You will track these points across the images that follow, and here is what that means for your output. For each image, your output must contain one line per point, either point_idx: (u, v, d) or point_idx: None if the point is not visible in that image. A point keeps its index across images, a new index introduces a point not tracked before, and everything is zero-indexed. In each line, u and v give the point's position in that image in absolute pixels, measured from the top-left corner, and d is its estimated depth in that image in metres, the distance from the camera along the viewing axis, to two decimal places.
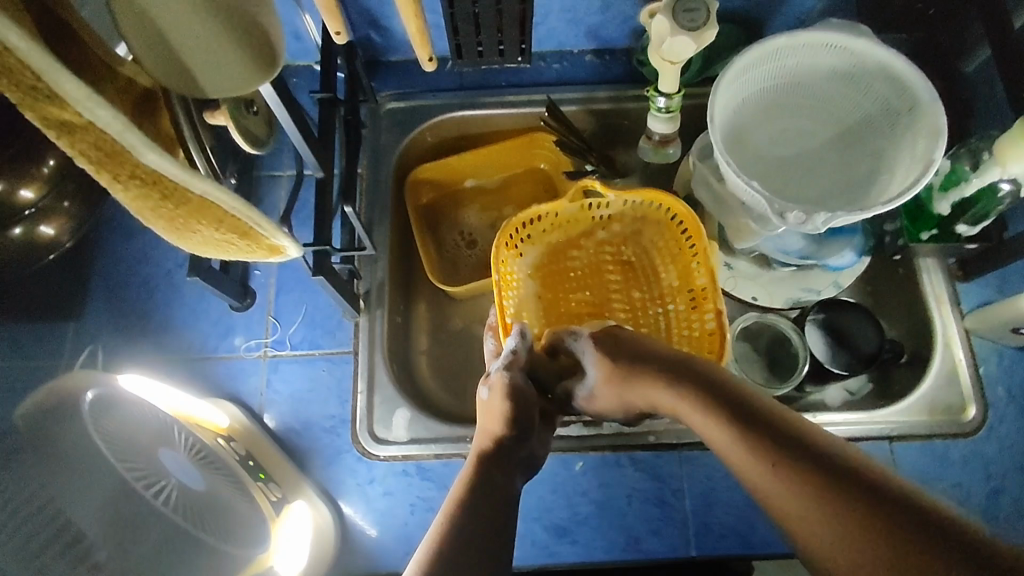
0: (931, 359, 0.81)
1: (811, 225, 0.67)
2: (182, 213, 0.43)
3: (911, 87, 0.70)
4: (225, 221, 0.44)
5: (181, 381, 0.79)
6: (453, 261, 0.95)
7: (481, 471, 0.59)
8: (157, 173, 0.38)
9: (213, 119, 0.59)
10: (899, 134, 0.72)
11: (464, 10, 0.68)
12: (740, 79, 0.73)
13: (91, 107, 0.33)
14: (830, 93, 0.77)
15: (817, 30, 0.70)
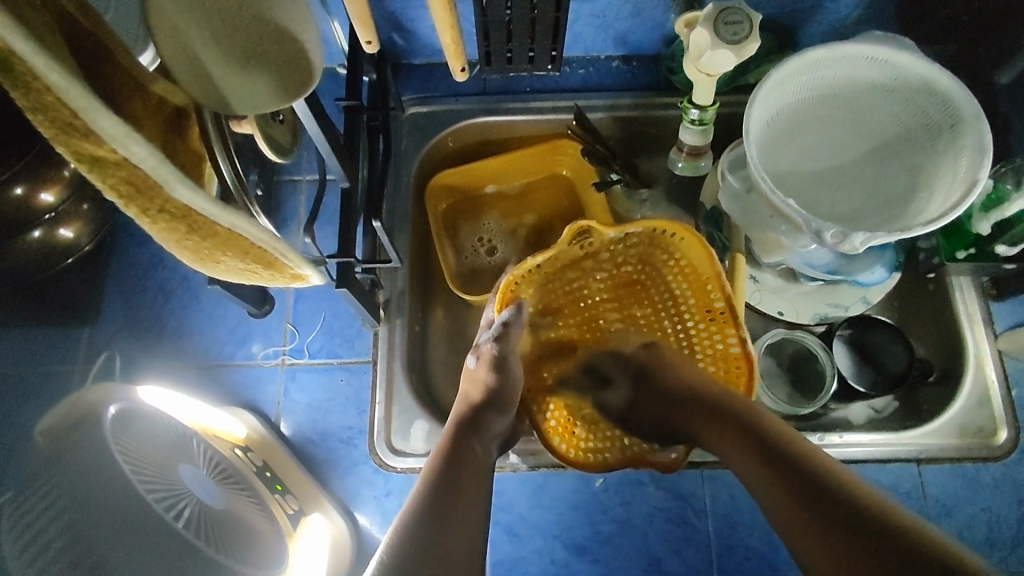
0: (963, 381, 0.79)
1: (848, 245, 0.65)
2: (208, 245, 0.42)
3: (954, 103, 0.68)
4: (251, 253, 0.44)
5: (197, 388, 0.78)
6: (473, 269, 0.94)
7: (460, 440, 0.61)
8: (187, 207, 0.37)
9: (240, 127, 0.58)
10: (941, 151, 0.70)
11: (496, 17, 0.66)
12: (777, 91, 0.71)
13: (127, 144, 0.32)
14: (869, 107, 0.74)
15: (859, 43, 0.69)
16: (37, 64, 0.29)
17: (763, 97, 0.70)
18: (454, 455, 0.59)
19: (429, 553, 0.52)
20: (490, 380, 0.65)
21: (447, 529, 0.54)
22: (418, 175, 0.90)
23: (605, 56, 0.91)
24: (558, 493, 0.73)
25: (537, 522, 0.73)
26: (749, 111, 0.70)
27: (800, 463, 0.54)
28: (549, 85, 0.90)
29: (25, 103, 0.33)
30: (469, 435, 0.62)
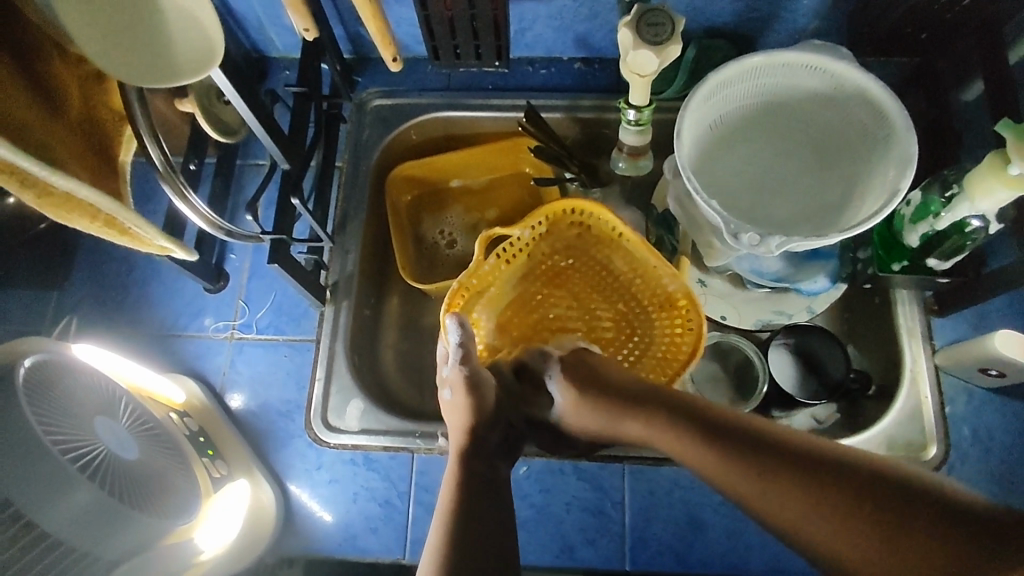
0: (897, 395, 0.79)
1: (765, 248, 0.66)
2: (63, 205, 0.55)
3: (888, 113, 0.68)
4: (95, 215, 0.57)
5: (149, 355, 0.82)
6: (431, 259, 0.97)
7: (465, 466, 0.60)
8: (23, 171, 0.49)
9: (183, 105, 0.66)
10: (876, 160, 0.71)
11: (438, 13, 0.69)
12: (714, 98, 0.72)
13: None
14: (811, 114, 0.75)
15: (796, 51, 0.68)
16: None
17: (699, 99, 0.70)
18: (474, 491, 0.58)
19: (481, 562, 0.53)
20: (460, 400, 0.64)
21: (497, 553, 0.54)
22: (379, 164, 0.93)
23: (567, 58, 0.93)
24: None
25: None
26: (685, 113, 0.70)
27: (777, 446, 0.53)
28: (511, 83, 0.93)
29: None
30: (480, 467, 0.60)
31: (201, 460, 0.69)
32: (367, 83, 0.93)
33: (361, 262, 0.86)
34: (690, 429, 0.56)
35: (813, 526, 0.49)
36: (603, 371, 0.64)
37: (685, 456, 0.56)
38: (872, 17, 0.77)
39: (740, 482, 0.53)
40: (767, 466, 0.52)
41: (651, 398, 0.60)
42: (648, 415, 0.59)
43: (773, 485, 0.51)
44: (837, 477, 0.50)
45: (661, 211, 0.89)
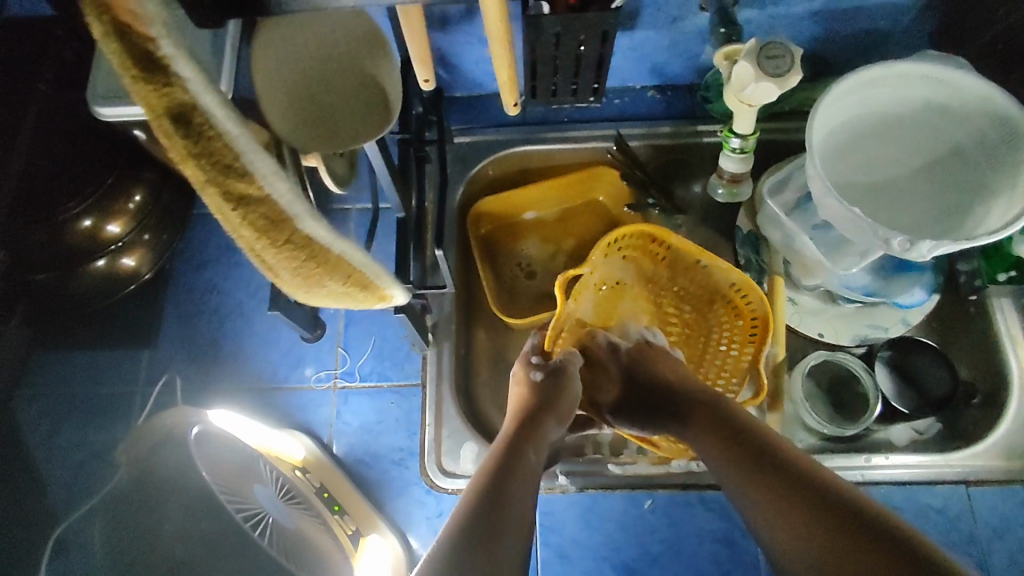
0: (1007, 404, 0.79)
1: (914, 254, 0.64)
2: (318, 273, 0.42)
3: (1008, 115, 0.70)
4: (353, 276, 0.45)
5: (252, 411, 0.81)
6: (511, 292, 0.96)
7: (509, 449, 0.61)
8: (312, 245, 0.39)
9: (308, 160, 0.62)
10: (995, 165, 0.72)
11: (544, 55, 0.69)
12: (834, 107, 0.74)
13: (274, 182, 0.35)
14: (924, 121, 0.77)
15: (914, 61, 0.71)
16: (216, 113, 0.32)
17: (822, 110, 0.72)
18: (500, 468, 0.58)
19: (478, 545, 0.49)
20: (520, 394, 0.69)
21: (499, 522, 0.52)
22: (462, 201, 0.93)
23: (640, 86, 0.93)
24: (606, 512, 0.75)
25: (586, 542, 0.75)
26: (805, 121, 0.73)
27: (797, 470, 0.53)
28: (587, 114, 0.93)
29: (174, 136, 0.32)
30: (519, 443, 0.61)
31: (333, 517, 0.68)
32: None
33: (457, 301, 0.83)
34: (717, 436, 0.59)
35: (802, 546, 0.48)
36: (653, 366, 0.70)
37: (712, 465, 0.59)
38: (955, 34, 0.79)
39: (739, 484, 0.55)
40: (776, 482, 0.53)
41: (698, 405, 0.63)
42: (692, 427, 0.62)
43: (782, 497, 0.51)
44: (839, 510, 0.48)
45: (749, 231, 0.90)
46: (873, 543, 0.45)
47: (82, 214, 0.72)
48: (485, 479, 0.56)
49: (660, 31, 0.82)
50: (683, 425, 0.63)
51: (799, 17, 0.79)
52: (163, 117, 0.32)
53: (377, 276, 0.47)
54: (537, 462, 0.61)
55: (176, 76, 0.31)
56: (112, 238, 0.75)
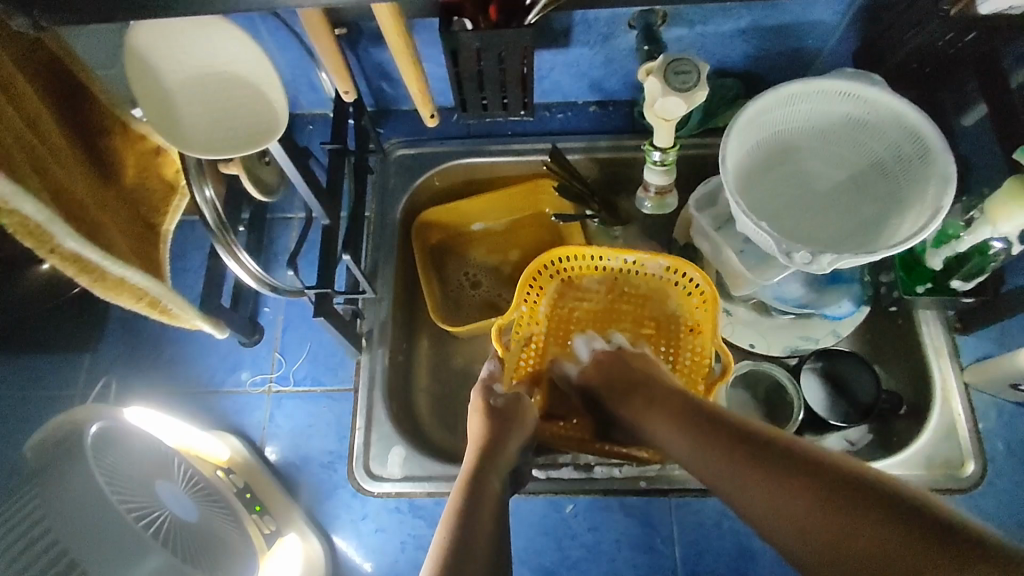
0: (930, 413, 0.80)
1: (816, 265, 0.69)
2: (105, 286, 0.51)
3: (920, 132, 0.72)
4: (141, 295, 0.54)
5: (187, 413, 0.82)
6: (456, 302, 0.94)
7: (480, 466, 0.63)
8: (77, 256, 0.48)
9: (227, 168, 0.65)
10: (910, 180, 0.74)
11: (468, 69, 0.72)
12: (754, 122, 0.76)
13: (20, 203, 0.42)
14: (845, 137, 0.78)
15: (830, 78, 0.73)
16: None
17: (740, 126, 0.74)
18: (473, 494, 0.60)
19: (474, 556, 0.54)
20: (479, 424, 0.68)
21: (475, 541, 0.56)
22: (404, 211, 0.92)
23: (582, 101, 0.95)
24: (528, 516, 0.77)
25: None
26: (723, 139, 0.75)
27: (779, 445, 0.53)
28: (530, 129, 0.94)
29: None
30: (482, 466, 0.63)
31: (250, 518, 0.70)
32: (389, 134, 0.94)
33: (394, 308, 0.85)
34: (689, 424, 0.59)
35: (793, 526, 0.49)
36: (622, 366, 0.68)
37: (686, 455, 0.58)
38: (879, 53, 0.81)
39: (728, 484, 0.54)
40: (760, 461, 0.53)
41: (666, 400, 0.62)
42: (659, 418, 0.62)
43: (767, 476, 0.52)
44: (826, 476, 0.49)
45: (685, 243, 0.90)
46: (864, 503, 0.47)
47: None
48: (456, 515, 0.58)
49: (593, 49, 0.84)
50: (653, 425, 0.62)
51: (728, 35, 0.81)
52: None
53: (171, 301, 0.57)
54: (500, 489, 0.63)
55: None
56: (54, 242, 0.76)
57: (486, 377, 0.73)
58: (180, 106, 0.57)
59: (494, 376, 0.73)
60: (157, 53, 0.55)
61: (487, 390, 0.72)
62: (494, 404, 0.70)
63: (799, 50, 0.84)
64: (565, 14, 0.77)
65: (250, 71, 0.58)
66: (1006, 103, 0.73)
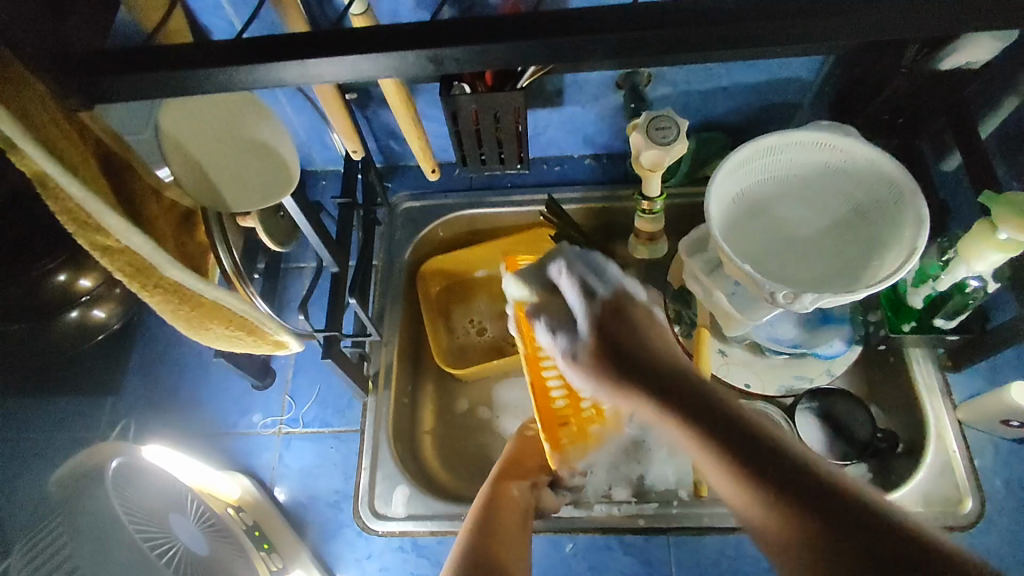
0: (926, 451, 0.81)
1: (799, 304, 0.73)
2: (198, 314, 0.49)
3: (895, 179, 0.76)
4: (234, 320, 0.51)
5: (202, 454, 0.86)
6: (462, 347, 0.97)
7: (502, 481, 0.72)
8: (179, 284, 0.45)
9: (244, 221, 0.70)
10: (889, 222, 0.78)
11: (467, 128, 0.78)
12: (737, 172, 0.81)
13: (127, 234, 0.41)
14: (826, 184, 0.83)
15: (806, 130, 0.78)
16: (62, 181, 0.39)
17: (723, 174, 0.79)
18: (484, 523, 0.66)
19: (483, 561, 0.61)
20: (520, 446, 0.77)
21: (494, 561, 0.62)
22: (411, 260, 0.98)
23: (578, 154, 1.01)
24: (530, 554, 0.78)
25: None
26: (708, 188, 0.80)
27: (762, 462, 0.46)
28: (529, 180, 1.00)
29: (52, 203, 0.41)
30: (505, 478, 0.72)
31: (259, 554, 0.73)
32: (398, 188, 1.00)
33: (399, 351, 0.89)
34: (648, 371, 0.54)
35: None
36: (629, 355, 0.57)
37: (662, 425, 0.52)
38: (854, 105, 0.85)
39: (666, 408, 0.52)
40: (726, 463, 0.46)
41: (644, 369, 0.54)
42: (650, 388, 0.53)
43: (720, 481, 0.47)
44: (831, 510, 0.42)
45: (679, 288, 0.94)
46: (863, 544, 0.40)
47: (57, 270, 0.79)
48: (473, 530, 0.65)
49: (585, 107, 0.90)
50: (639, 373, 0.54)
51: (710, 91, 0.87)
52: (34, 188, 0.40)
53: (263, 322, 0.52)
54: (519, 495, 0.71)
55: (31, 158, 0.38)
56: (82, 292, 0.82)
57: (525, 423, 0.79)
58: (228, 108, 0.64)
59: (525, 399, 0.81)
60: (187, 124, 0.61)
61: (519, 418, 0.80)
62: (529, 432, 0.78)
63: (782, 104, 0.89)
64: (556, 77, 0.83)
65: (263, 188, 0.65)
66: (974, 150, 0.77)
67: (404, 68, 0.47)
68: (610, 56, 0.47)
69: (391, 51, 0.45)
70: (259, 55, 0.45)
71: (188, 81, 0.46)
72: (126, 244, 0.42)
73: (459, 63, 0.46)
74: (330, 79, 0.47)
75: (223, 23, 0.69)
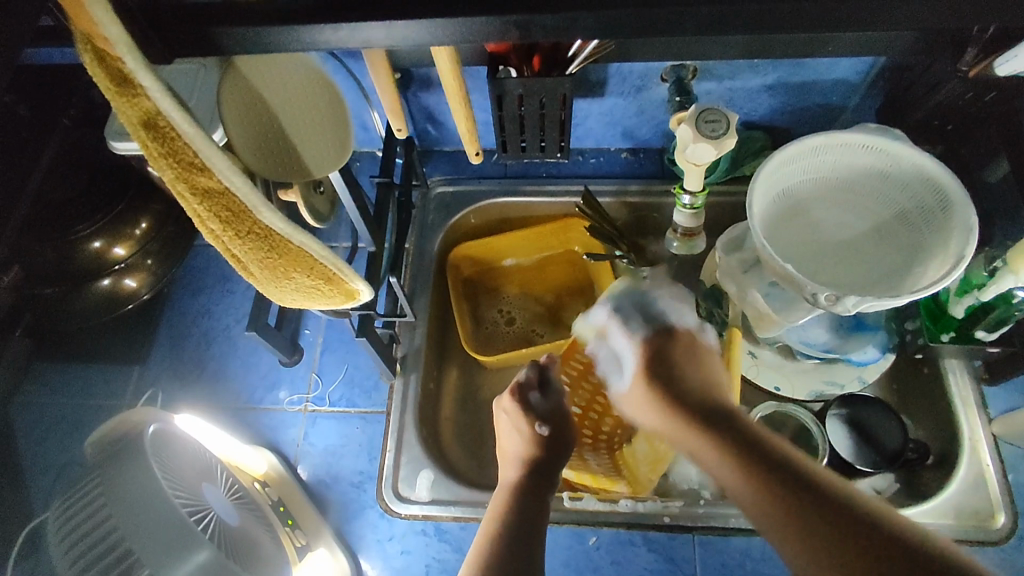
0: (959, 463, 0.80)
1: (840, 306, 0.72)
2: (282, 262, 0.47)
3: (944, 186, 0.75)
4: (315, 269, 0.49)
5: (227, 428, 0.85)
6: (488, 335, 0.97)
7: (514, 499, 0.65)
8: (271, 230, 0.44)
9: (286, 196, 0.66)
10: (934, 230, 0.76)
11: (511, 112, 0.77)
12: (779, 172, 0.80)
13: (230, 177, 0.40)
14: (869, 187, 0.81)
15: (854, 132, 0.77)
16: (174, 116, 0.37)
17: (766, 173, 0.78)
18: (520, 516, 0.62)
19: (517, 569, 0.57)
20: (525, 433, 0.70)
21: (527, 555, 0.59)
22: (442, 244, 0.97)
23: (614, 148, 1.00)
24: (552, 546, 0.78)
25: None
26: (751, 186, 0.79)
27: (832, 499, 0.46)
28: (564, 170, 0.99)
29: (152, 145, 0.39)
30: (521, 490, 0.66)
31: (284, 529, 0.75)
32: (431, 172, 0.99)
33: (428, 336, 0.89)
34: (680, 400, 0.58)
35: None
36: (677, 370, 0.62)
37: (708, 461, 0.53)
38: (902, 111, 0.84)
39: (689, 435, 0.56)
40: (789, 494, 0.47)
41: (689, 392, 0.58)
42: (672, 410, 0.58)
43: (793, 519, 0.47)
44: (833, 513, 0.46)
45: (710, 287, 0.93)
46: None
47: (93, 235, 0.80)
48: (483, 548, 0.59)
49: (628, 99, 0.89)
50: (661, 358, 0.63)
51: (755, 89, 0.86)
52: (138, 125, 0.38)
53: (344, 271, 0.50)
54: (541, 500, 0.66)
55: (143, 92, 0.37)
56: (117, 260, 0.82)
57: (523, 383, 0.74)
58: (290, 73, 0.58)
59: (529, 381, 0.75)
60: (257, 78, 0.56)
61: (522, 400, 0.73)
62: (542, 433, 0.70)
63: (828, 106, 0.88)
64: (601, 66, 0.83)
65: (315, 157, 0.61)
66: None
67: (476, 37, 0.46)
68: (698, 33, 0.46)
69: (465, 19, 0.44)
70: (326, 18, 0.45)
71: (260, 40, 0.45)
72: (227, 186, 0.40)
73: (545, 31, 0.46)
74: (400, 44, 0.46)
75: None
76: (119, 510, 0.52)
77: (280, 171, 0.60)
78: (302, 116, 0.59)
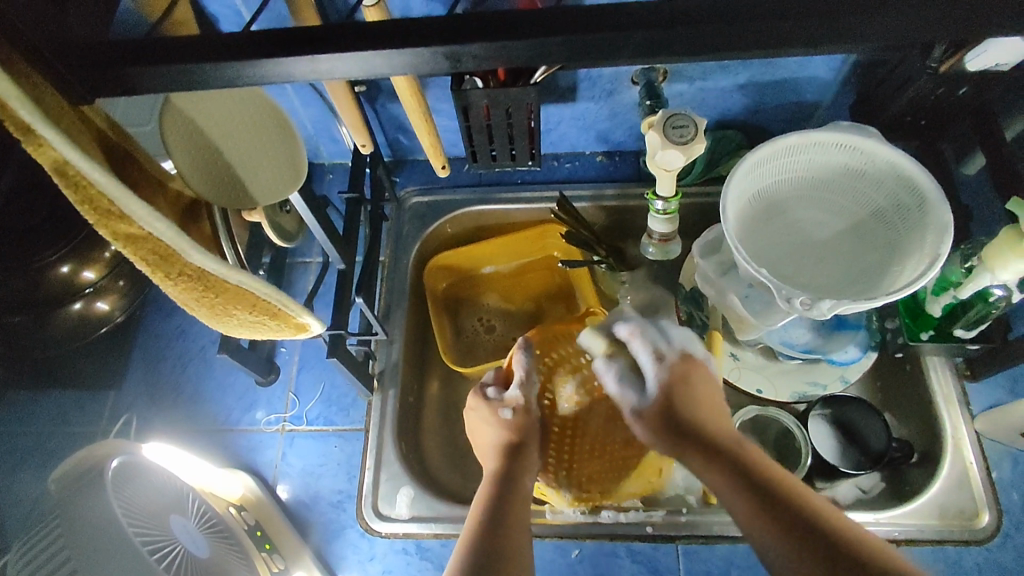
0: (942, 462, 0.79)
1: (817, 310, 0.70)
2: (220, 301, 0.46)
3: (918, 182, 0.73)
4: (259, 306, 0.48)
5: (204, 450, 0.85)
6: (469, 345, 0.96)
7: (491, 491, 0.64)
8: (204, 271, 0.43)
9: (251, 216, 0.65)
10: (909, 227, 0.75)
11: (478, 124, 0.76)
12: (753, 173, 0.79)
13: (151, 222, 0.39)
14: (845, 185, 0.80)
15: (827, 130, 0.75)
16: (82, 165, 0.36)
17: (740, 174, 0.77)
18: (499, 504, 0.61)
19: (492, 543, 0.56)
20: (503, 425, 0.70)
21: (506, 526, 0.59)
22: (418, 255, 0.96)
23: (590, 152, 0.99)
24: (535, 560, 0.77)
25: None
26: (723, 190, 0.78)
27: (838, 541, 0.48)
28: (539, 177, 0.98)
29: (68, 191, 0.38)
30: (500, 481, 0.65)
31: (261, 554, 0.74)
32: (405, 182, 0.98)
33: (405, 350, 0.88)
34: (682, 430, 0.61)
35: None
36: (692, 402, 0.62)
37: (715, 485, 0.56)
38: (876, 107, 0.83)
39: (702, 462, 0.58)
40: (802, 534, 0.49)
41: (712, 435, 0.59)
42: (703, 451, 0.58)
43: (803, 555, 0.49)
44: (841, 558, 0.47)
45: (690, 289, 0.92)
46: None
47: (59, 261, 0.77)
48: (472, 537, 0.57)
49: (599, 103, 0.88)
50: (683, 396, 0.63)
51: (727, 89, 0.85)
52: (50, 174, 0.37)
53: (287, 307, 0.49)
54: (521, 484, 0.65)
55: (48, 144, 0.36)
56: (86, 284, 0.80)
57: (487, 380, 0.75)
58: (233, 101, 0.58)
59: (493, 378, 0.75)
60: (199, 112, 0.56)
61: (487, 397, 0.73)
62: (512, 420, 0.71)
63: (802, 104, 0.87)
64: (569, 72, 0.81)
65: (271, 183, 0.62)
66: (1000, 156, 0.75)
67: (421, 64, 0.45)
68: (641, 55, 0.45)
69: (407, 47, 0.43)
70: (265, 51, 0.43)
71: (196, 75, 0.44)
72: (149, 232, 0.39)
73: (477, 59, 0.44)
74: (343, 75, 0.45)
75: (230, 13, 0.68)
76: (79, 551, 0.52)
77: (235, 199, 0.59)
78: (251, 144, 0.60)
